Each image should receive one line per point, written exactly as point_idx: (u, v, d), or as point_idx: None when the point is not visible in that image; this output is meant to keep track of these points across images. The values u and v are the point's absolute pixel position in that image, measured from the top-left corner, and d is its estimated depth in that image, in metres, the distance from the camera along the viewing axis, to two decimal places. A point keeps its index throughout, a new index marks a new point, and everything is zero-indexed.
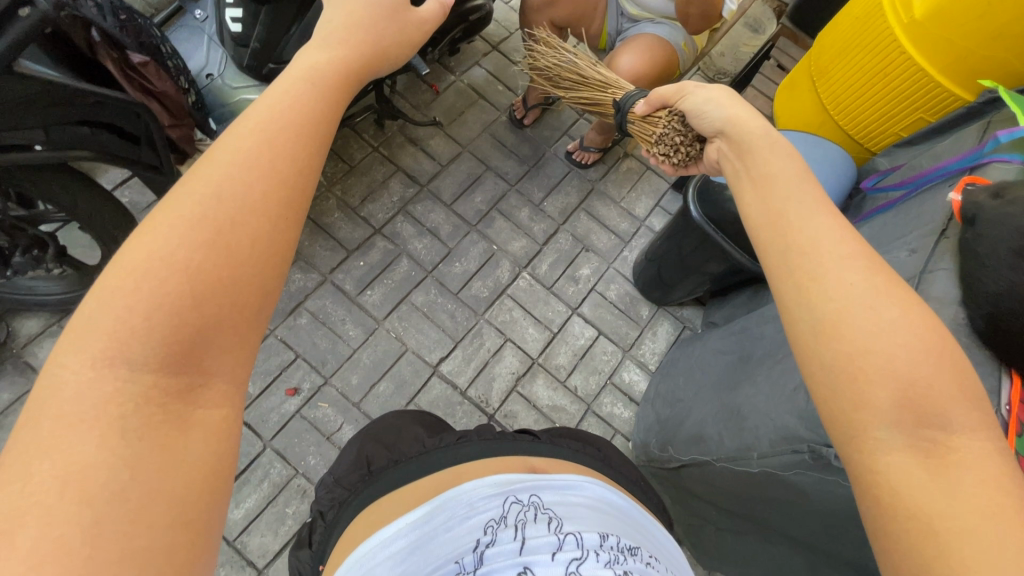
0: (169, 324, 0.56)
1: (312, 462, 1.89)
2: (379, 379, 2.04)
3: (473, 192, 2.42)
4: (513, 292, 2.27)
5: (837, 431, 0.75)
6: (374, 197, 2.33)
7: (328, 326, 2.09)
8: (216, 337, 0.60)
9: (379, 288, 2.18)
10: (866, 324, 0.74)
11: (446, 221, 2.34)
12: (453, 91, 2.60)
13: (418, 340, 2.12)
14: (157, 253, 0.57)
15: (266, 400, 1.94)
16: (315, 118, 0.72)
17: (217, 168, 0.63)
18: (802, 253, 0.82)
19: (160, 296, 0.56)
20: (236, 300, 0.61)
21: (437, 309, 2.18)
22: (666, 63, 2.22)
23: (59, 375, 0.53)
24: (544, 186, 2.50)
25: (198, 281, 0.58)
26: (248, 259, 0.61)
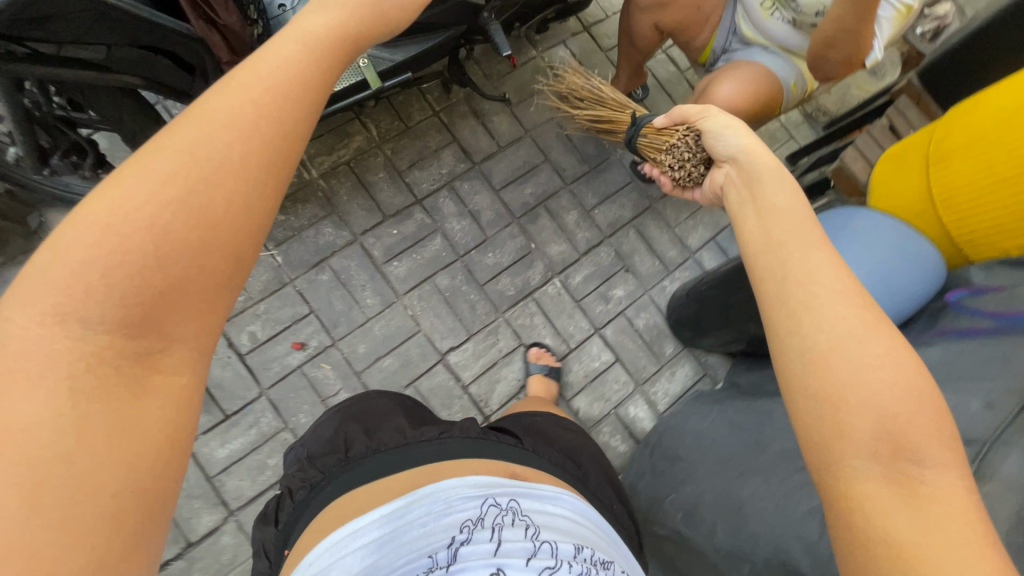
0: (129, 284, 0.53)
1: (301, 420, 1.92)
2: (386, 353, 2.04)
3: (524, 183, 2.34)
4: (540, 297, 2.22)
5: (854, 483, 0.69)
6: (422, 164, 2.28)
7: (347, 289, 2.08)
8: (182, 300, 0.57)
9: (406, 262, 2.16)
10: (853, 358, 0.72)
11: (490, 207, 2.28)
12: (531, 68, 2.49)
13: (432, 324, 2.11)
14: (126, 202, 0.54)
15: (273, 348, 1.98)
16: (308, 86, 0.67)
17: (192, 129, 0.59)
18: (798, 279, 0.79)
19: (121, 250, 0.53)
20: (202, 262, 0.57)
21: (459, 296, 2.15)
22: (768, 96, 2.01)
23: (13, 323, 0.51)
24: (599, 191, 2.41)
25: (163, 239, 0.55)
26: (221, 223, 0.58)
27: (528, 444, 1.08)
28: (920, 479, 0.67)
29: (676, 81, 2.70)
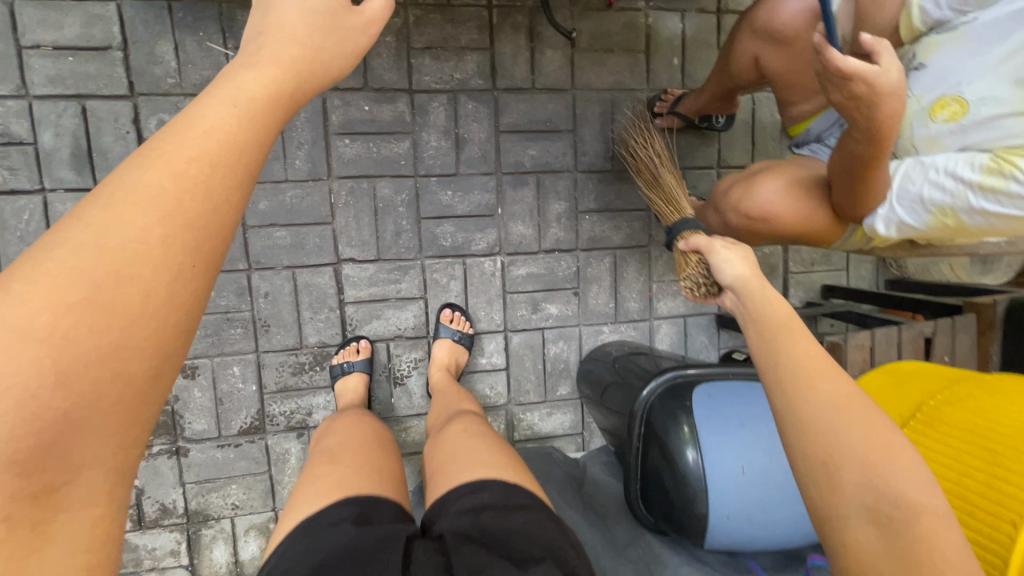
0: (25, 424, 0.36)
1: None
2: (283, 224, 1.52)
3: (534, 140, 1.62)
4: (472, 265, 1.63)
5: (846, 538, 0.59)
6: (439, 53, 1.55)
7: (284, 139, 1.49)
8: (95, 422, 0.39)
9: (359, 148, 1.53)
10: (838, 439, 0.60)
11: (482, 143, 1.60)
12: (626, 18, 1.62)
13: (349, 226, 1.55)
14: (21, 307, 0.37)
15: None
16: (240, 150, 0.46)
17: (86, 219, 0.40)
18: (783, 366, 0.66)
19: (29, 387, 0.36)
20: (117, 380, 0.39)
21: (302, 238, 1.53)
22: (806, 236, 1.10)
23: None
24: (607, 196, 1.68)
25: (72, 359, 0.37)
26: (136, 318, 0.40)
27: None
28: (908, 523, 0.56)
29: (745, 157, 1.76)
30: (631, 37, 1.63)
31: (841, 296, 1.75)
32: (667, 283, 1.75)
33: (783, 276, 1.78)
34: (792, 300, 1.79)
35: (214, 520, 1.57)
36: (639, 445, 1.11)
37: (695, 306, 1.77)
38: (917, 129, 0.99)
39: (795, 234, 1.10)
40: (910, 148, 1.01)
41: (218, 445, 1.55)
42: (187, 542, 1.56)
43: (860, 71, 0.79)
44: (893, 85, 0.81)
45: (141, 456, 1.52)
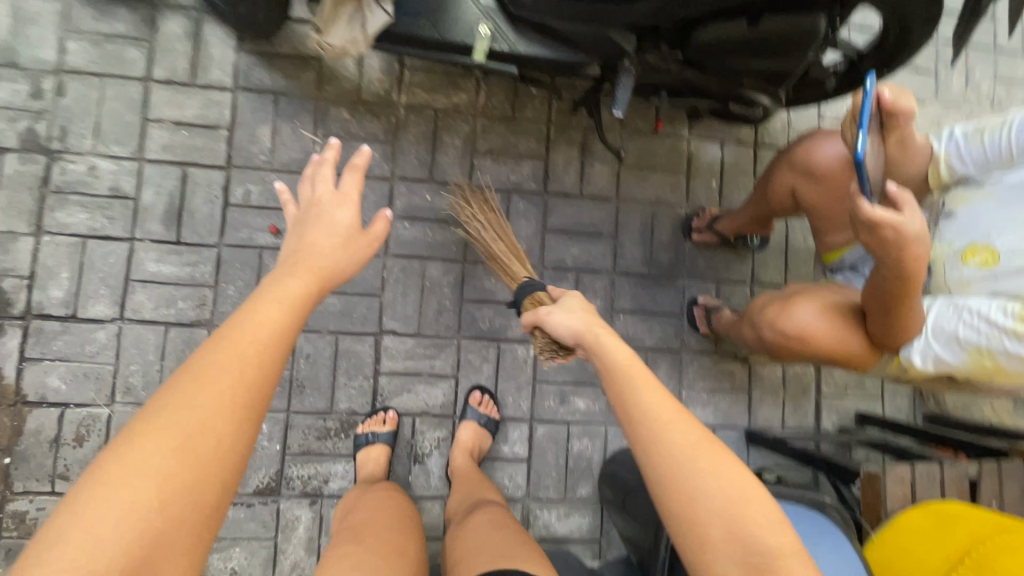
0: (133, 544, 0.51)
1: (229, 292, 1.58)
2: (335, 292, 1.63)
3: (577, 241, 1.74)
4: (506, 350, 1.68)
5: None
6: (500, 157, 1.73)
7: None
8: (175, 540, 0.53)
9: (417, 230, 1.67)
10: (658, 427, 0.70)
11: (529, 238, 1.72)
12: (670, 143, 1.80)
13: (397, 300, 1.65)
14: (142, 459, 0.54)
15: (248, 216, 1.61)
16: (285, 331, 0.67)
17: (177, 395, 0.58)
18: (618, 380, 0.76)
19: (131, 515, 0.52)
20: (198, 503, 0.55)
21: (351, 306, 1.63)
22: (842, 359, 1.12)
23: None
24: (641, 299, 1.75)
25: (168, 494, 0.53)
26: (213, 463, 0.57)
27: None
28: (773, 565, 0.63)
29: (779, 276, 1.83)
30: (673, 159, 1.80)
31: (878, 426, 1.71)
32: (697, 390, 1.75)
33: (816, 398, 1.78)
34: (824, 424, 1.77)
35: None
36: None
37: (724, 417, 1.75)
38: (950, 270, 1.05)
39: (831, 358, 1.12)
40: (944, 285, 1.06)
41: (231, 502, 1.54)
42: None
43: (889, 220, 0.84)
44: (917, 232, 0.85)
45: None
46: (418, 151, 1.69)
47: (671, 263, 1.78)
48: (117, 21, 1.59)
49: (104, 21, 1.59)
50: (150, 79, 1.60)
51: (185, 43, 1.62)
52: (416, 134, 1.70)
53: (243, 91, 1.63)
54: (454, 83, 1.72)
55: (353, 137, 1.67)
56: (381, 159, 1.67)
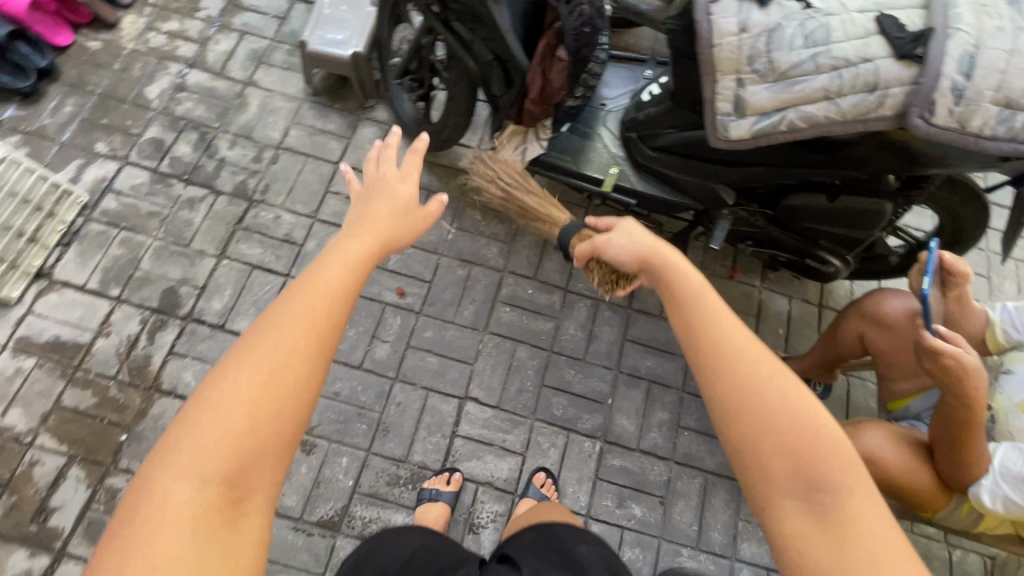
0: (228, 458, 0.63)
1: (349, 333, 1.84)
2: (435, 353, 1.85)
3: (652, 354, 1.93)
4: (573, 439, 1.80)
5: (784, 526, 0.68)
6: (595, 271, 2.03)
7: (464, 293, 1.94)
8: (261, 461, 0.65)
9: (515, 316, 1.93)
10: (728, 354, 0.74)
11: (610, 342, 1.93)
12: (743, 288, 2.06)
13: (486, 371, 1.84)
14: (233, 390, 0.65)
15: (381, 276, 1.93)
16: (350, 284, 0.75)
17: (257, 341, 0.67)
18: (694, 304, 0.79)
19: (227, 436, 0.63)
20: (279, 430, 0.66)
21: (446, 368, 1.83)
22: (910, 489, 1.21)
23: (160, 480, 0.61)
24: (704, 420, 1.88)
25: (254, 418, 0.64)
26: (290, 396, 0.67)
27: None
28: (843, 512, 0.66)
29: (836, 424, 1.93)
30: (746, 303, 2.04)
31: None
32: (753, 524, 1.76)
33: None
34: None
35: None
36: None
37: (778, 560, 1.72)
38: (1014, 420, 1.19)
39: (899, 486, 1.21)
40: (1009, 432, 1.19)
41: (295, 527, 1.61)
42: None
43: (949, 352, 1.01)
44: (973, 365, 1.02)
45: None
46: (529, 253, 2.03)
47: None
48: (329, 121, 2.12)
49: (320, 120, 2.12)
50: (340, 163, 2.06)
51: (373, 143, 2.11)
52: (530, 239, 2.04)
53: None
54: None
55: (480, 232, 2.03)
56: (498, 254, 2.01)
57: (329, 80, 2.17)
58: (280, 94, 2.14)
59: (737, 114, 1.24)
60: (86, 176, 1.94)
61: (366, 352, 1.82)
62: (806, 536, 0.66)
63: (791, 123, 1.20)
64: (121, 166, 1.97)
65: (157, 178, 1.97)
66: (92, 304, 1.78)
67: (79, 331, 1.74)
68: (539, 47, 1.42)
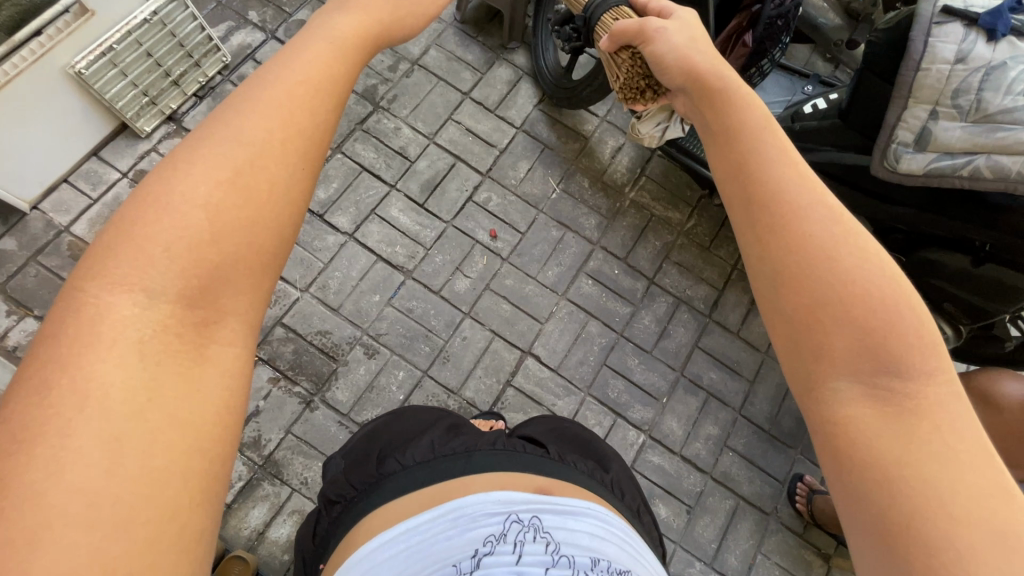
0: (188, 263, 0.51)
1: (436, 258, 1.86)
2: (510, 301, 1.85)
3: (718, 368, 1.91)
4: (619, 425, 1.79)
5: (836, 410, 0.55)
6: (685, 270, 2.00)
7: (553, 254, 1.93)
8: (231, 276, 0.54)
9: (595, 290, 1.92)
10: (796, 211, 0.60)
11: (680, 343, 1.91)
12: None
13: (553, 333, 1.84)
14: (182, 185, 0.53)
15: (479, 214, 1.93)
16: (336, 80, 0.64)
17: (220, 131, 0.57)
18: (741, 157, 0.65)
19: (184, 236, 0.51)
20: (254, 244, 0.55)
21: (517, 318, 1.84)
22: None
23: (91, 291, 0.49)
24: (752, 447, 1.85)
25: (219, 220, 0.53)
26: (266, 200, 0.56)
27: (554, 453, 0.93)
28: (909, 396, 0.54)
29: None
30: None
31: None
32: (770, 561, 1.74)
33: None
34: None
35: (280, 480, 1.57)
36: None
37: None
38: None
39: None
40: None
41: (339, 421, 1.65)
42: (244, 484, 1.56)
43: None
44: None
45: (283, 386, 1.66)
46: (625, 234, 2.00)
47: (791, 431, 1.89)
48: (469, 52, 2.12)
49: (461, 48, 2.12)
50: (468, 95, 2.06)
51: (504, 85, 2.10)
52: (629, 222, 2.02)
53: (524, 132, 2.06)
54: (675, 203, 2.07)
55: (583, 200, 2.02)
56: (595, 226, 1.99)
57: (479, 12, 2.17)
58: None
59: (916, 147, 1.20)
60: (232, 39, 1.99)
61: (447, 281, 1.84)
62: (863, 423, 0.54)
63: (976, 170, 1.15)
64: (266, 39, 2.01)
65: None
66: None
67: None
68: (727, 28, 1.40)
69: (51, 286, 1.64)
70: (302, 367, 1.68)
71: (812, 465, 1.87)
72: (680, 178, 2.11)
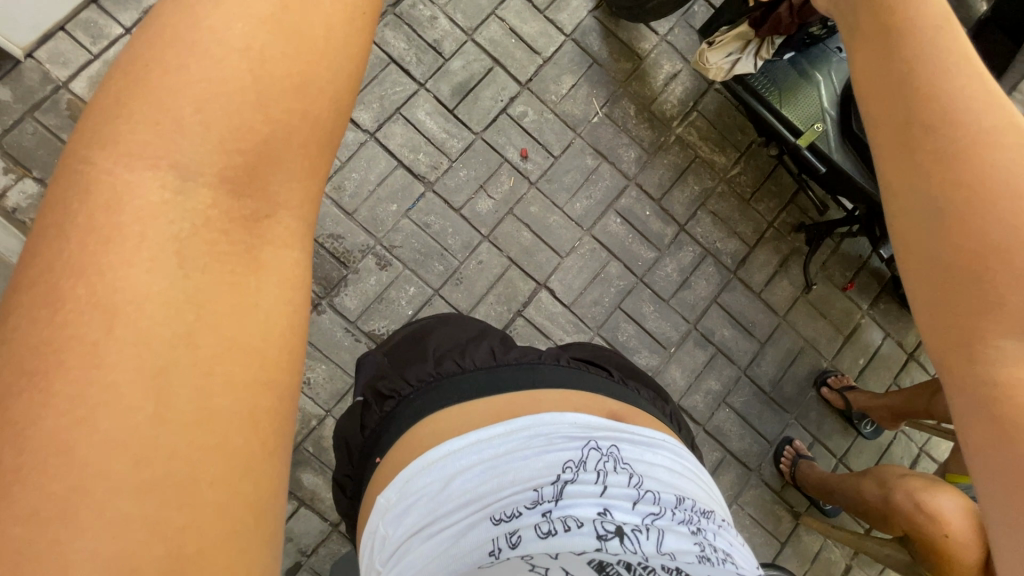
0: (229, 131, 0.41)
1: (460, 173, 1.74)
2: (532, 230, 1.76)
3: (733, 327, 1.87)
4: None
5: (1000, 372, 0.43)
6: (719, 221, 1.89)
7: (584, 185, 1.81)
8: (283, 156, 0.43)
9: (622, 229, 1.82)
10: (980, 134, 0.44)
11: (698, 297, 1.85)
12: (846, 304, 1.97)
13: (572, 269, 1.78)
14: (204, 36, 0.42)
15: (512, 130, 1.78)
16: None
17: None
18: (896, 56, 0.47)
19: (221, 92, 0.41)
20: (307, 110, 0.44)
21: (536, 249, 1.76)
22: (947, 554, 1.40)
23: (102, 167, 0.41)
24: (749, 407, 1.86)
25: (262, 73, 0.42)
26: (322, 53, 0.44)
27: (619, 377, 0.83)
28: None
29: (864, 458, 1.95)
30: (843, 320, 1.96)
31: None
32: (744, 511, 1.82)
33: None
34: None
35: None
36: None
37: (752, 551, 1.80)
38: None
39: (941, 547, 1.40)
40: None
41: (346, 328, 1.63)
42: None
43: None
44: None
45: None
46: (663, 174, 1.87)
47: (791, 396, 1.90)
48: None
49: None
50: None
51: None
52: (671, 160, 1.87)
53: (573, 41, 1.84)
54: (723, 146, 1.91)
55: (625, 129, 1.85)
56: (633, 160, 1.85)
57: None
58: None
59: None
60: None
61: (469, 200, 1.74)
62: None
63: None
64: None
65: None
66: None
67: None
68: None
69: (49, 148, 1.52)
70: (311, 270, 1.63)
71: (803, 432, 1.90)
72: (734, 118, 1.93)
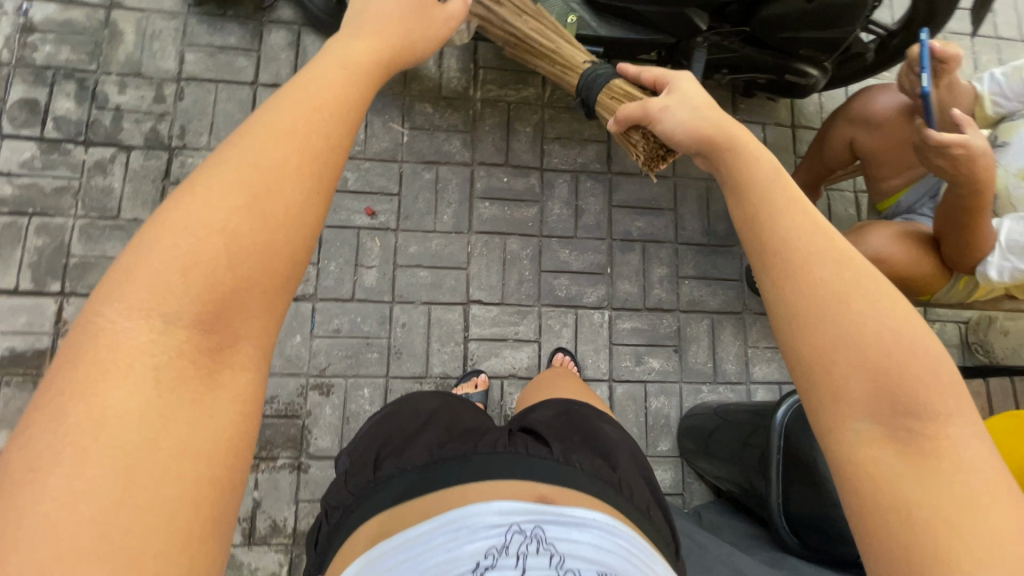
0: (201, 296, 0.44)
1: (330, 268, 1.72)
2: (426, 265, 1.76)
3: (642, 215, 1.91)
4: (583, 316, 1.81)
5: (856, 450, 0.51)
6: (568, 141, 1.91)
7: (438, 198, 1.81)
8: (247, 301, 0.46)
9: (496, 209, 1.83)
10: (804, 254, 0.56)
11: (597, 213, 1.88)
12: None
13: (481, 271, 1.78)
14: (174, 213, 0.45)
15: (347, 199, 1.76)
16: (346, 105, 0.54)
17: (245, 139, 0.49)
18: (747, 209, 0.60)
19: (194, 263, 0.43)
20: (273, 271, 0.47)
21: (440, 279, 1.76)
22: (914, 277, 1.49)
23: (103, 313, 0.42)
24: (703, 266, 1.91)
25: (217, 237, 0.44)
26: (282, 226, 0.47)
27: (559, 453, 0.85)
28: (932, 438, 0.50)
29: None
30: None
31: None
32: (761, 348, 1.88)
33: None
34: None
35: None
36: (780, 457, 1.25)
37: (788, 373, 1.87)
38: (1015, 189, 1.43)
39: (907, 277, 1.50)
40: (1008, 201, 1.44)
41: None
42: (289, 566, 1.55)
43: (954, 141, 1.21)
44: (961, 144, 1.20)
45: (266, 468, 1.59)
46: (494, 138, 1.88)
47: (727, 232, 1.95)
48: (227, 35, 1.79)
49: (216, 35, 1.78)
50: (257, 83, 1.77)
51: (287, 51, 1.80)
52: (492, 122, 1.88)
53: None
54: (524, 79, 1.92)
55: (435, 127, 1.85)
56: (461, 147, 1.85)
57: None
58: (157, 13, 1.77)
59: None
60: None
61: (356, 282, 1.73)
62: (885, 472, 0.50)
63: None
64: None
65: (49, 148, 1.66)
66: (36, 305, 1.58)
67: (33, 336, 1.56)
68: None
69: None
70: (271, 441, 1.61)
71: None
72: None
